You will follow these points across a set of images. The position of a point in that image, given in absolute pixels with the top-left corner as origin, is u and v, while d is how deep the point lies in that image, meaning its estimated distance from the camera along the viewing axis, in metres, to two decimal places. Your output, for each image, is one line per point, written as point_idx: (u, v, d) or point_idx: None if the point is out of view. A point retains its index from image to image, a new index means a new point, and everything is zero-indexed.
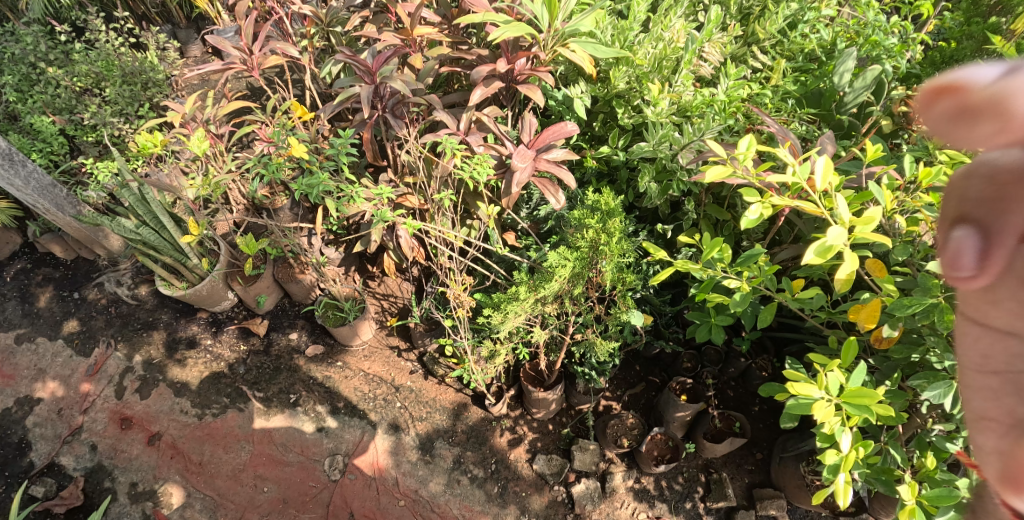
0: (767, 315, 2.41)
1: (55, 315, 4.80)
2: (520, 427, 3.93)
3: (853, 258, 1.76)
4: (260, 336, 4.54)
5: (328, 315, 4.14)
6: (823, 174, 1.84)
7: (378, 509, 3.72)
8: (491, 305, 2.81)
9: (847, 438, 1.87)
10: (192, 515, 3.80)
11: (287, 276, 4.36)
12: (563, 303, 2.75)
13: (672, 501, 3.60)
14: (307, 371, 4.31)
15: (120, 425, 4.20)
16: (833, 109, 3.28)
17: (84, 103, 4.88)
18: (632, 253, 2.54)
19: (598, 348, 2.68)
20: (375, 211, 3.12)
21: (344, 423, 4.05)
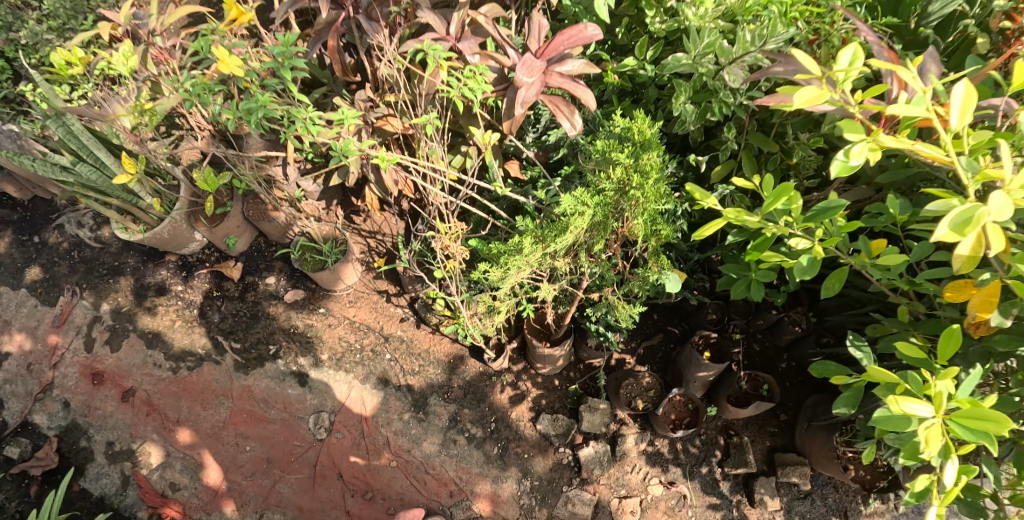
0: (836, 283, 1.93)
1: (15, 262, 4.33)
2: (522, 382, 3.53)
3: (993, 230, 1.34)
4: (234, 281, 4.07)
5: (306, 258, 3.65)
6: (962, 112, 1.38)
7: (366, 470, 3.45)
8: (486, 256, 2.30)
9: (954, 463, 1.44)
10: (173, 476, 3.61)
11: (258, 215, 3.80)
12: (577, 256, 2.24)
13: (687, 465, 3.29)
14: (286, 320, 3.86)
15: (92, 380, 3.89)
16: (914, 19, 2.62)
17: None
18: (669, 197, 2.00)
19: (618, 311, 2.20)
20: (338, 143, 2.56)
21: (329, 378, 3.67)
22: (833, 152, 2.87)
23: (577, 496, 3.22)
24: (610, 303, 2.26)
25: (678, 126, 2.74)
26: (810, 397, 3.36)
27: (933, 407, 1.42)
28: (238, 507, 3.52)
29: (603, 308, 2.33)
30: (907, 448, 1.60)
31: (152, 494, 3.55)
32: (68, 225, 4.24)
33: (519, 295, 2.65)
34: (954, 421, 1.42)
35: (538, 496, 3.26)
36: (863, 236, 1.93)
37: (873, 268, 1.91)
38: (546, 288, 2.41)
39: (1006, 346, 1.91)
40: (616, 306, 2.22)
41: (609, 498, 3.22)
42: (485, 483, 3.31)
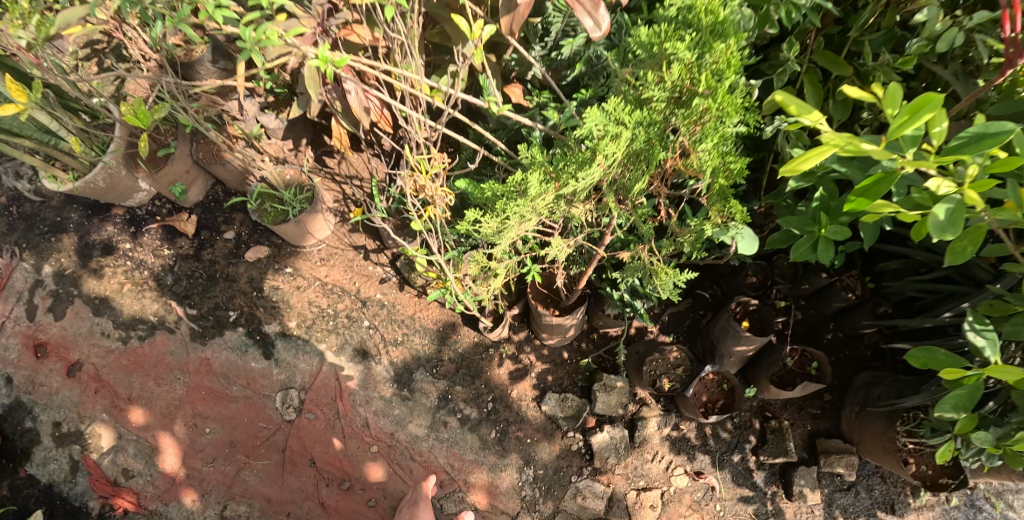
0: (971, 244, 1.35)
1: None
2: (524, 354, 2.89)
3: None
4: (188, 237, 3.46)
5: (265, 209, 2.97)
6: None
7: (342, 456, 2.96)
8: (479, 199, 1.73)
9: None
10: (126, 463, 3.16)
11: (210, 157, 3.20)
12: (603, 201, 1.69)
13: (717, 452, 2.80)
14: (247, 281, 3.24)
15: (35, 352, 3.34)
16: None
17: None
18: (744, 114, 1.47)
19: (656, 277, 1.66)
20: (257, 34, 1.86)
21: (294, 348, 3.05)
22: (919, 77, 2.27)
23: (588, 487, 2.73)
24: (644, 266, 1.73)
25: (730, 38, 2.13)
26: (858, 374, 2.93)
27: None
28: (199, 497, 3.12)
29: (634, 271, 1.79)
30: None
31: (102, 483, 3.13)
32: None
33: (523, 253, 2.09)
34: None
35: (542, 486, 2.75)
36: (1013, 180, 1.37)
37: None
38: (557, 244, 1.85)
39: None
40: (653, 270, 1.68)
41: (624, 490, 2.73)
42: (481, 472, 2.78)
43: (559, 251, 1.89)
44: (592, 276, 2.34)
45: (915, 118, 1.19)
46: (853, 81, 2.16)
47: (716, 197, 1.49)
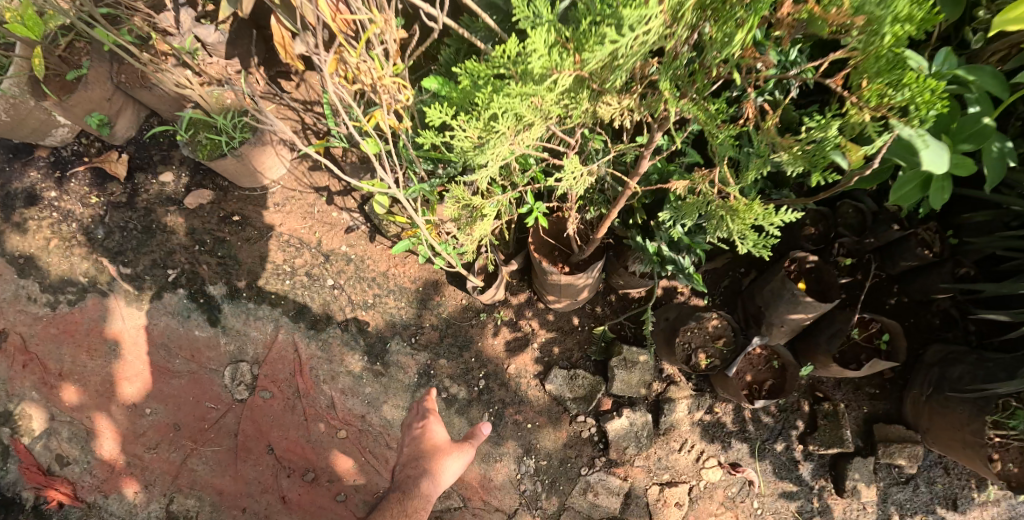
0: None
1: None
2: (525, 320, 2.25)
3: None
4: (121, 182, 2.85)
5: (197, 140, 2.36)
6: None
7: (305, 441, 2.45)
8: (464, 90, 1.17)
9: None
10: (60, 447, 2.70)
11: (134, 80, 2.55)
12: (659, 93, 1.17)
13: (757, 440, 2.29)
14: (189, 234, 2.66)
15: None
16: None
17: None
18: None
19: (735, 215, 1.14)
20: None
21: (244, 313, 2.49)
22: None
23: (601, 482, 2.20)
24: (713, 201, 1.21)
25: None
26: (928, 348, 2.40)
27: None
28: (142, 489, 2.66)
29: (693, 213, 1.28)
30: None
31: (34, 472, 2.67)
32: None
33: (523, 188, 1.52)
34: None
35: (545, 480, 2.20)
36: None
37: None
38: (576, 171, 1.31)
39: None
40: (727, 207, 1.16)
41: (645, 486, 2.21)
42: (472, 463, 2.21)
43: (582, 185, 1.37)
44: (614, 222, 1.78)
45: None
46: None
47: (874, 67, 1.03)
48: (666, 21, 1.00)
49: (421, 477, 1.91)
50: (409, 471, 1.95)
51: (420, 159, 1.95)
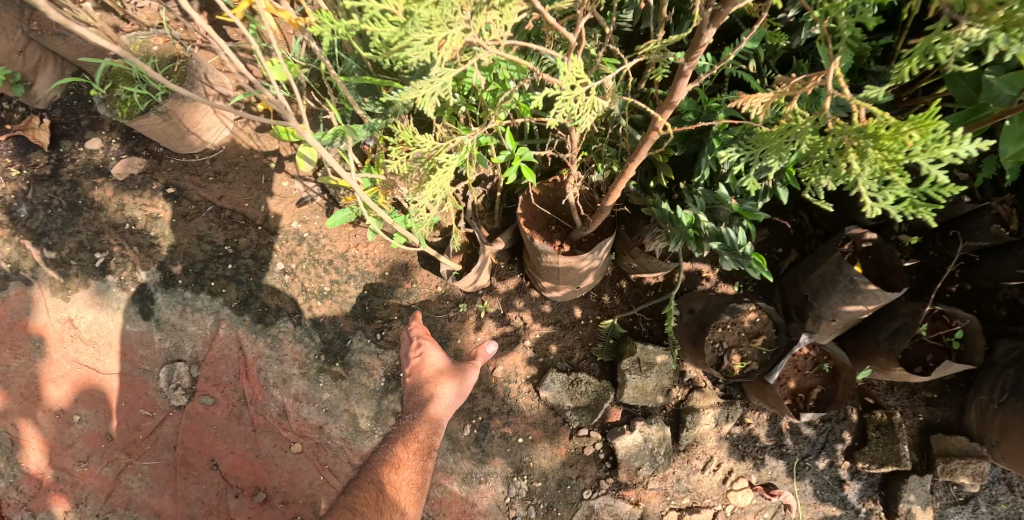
0: None
1: None
2: (516, 312, 1.84)
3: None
4: (46, 151, 2.39)
5: (117, 97, 1.94)
6: None
7: (255, 455, 2.04)
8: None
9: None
10: None
11: (45, 31, 2.20)
12: None
13: (796, 456, 1.89)
14: (119, 211, 2.24)
15: None
16: None
17: None
18: None
19: (878, 143, 0.75)
20: None
21: (179, 303, 2.07)
22: None
23: (607, 509, 1.78)
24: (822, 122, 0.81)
25: None
26: (997, 346, 2.01)
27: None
28: (72, 509, 2.26)
29: (784, 150, 0.89)
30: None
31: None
32: None
33: (497, 125, 1.09)
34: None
35: (539, 505, 1.78)
36: None
37: None
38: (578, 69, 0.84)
39: None
40: (857, 131, 0.77)
41: (661, 512, 1.80)
42: (452, 484, 1.79)
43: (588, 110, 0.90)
44: (630, 186, 1.37)
45: None
46: None
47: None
48: None
49: (426, 404, 1.63)
50: (410, 401, 1.66)
51: (364, 99, 1.46)
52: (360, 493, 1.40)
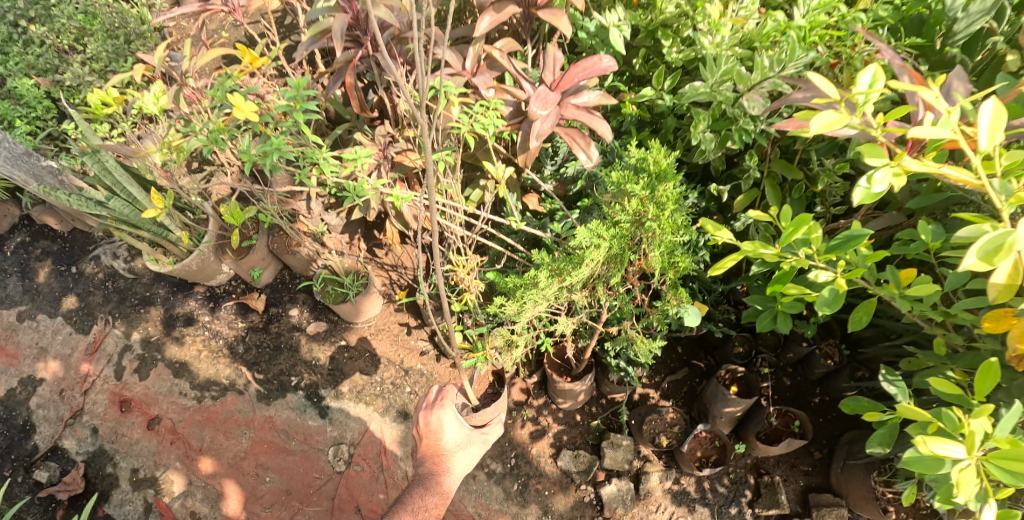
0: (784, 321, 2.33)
1: (54, 291, 4.34)
2: (542, 415, 3.29)
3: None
4: (259, 312, 4.06)
5: (327, 290, 3.71)
6: (990, 130, 1.23)
7: (384, 504, 3.45)
8: (497, 300, 2.32)
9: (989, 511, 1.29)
10: (193, 506, 3.50)
11: (283, 248, 3.82)
12: (591, 290, 2.24)
13: (715, 505, 3.09)
14: (308, 352, 3.89)
15: (120, 407, 3.84)
16: (940, 40, 2.73)
17: (68, 63, 4.51)
18: (688, 230, 2.02)
19: (637, 346, 2.18)
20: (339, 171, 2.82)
21: (349, 409, 3.70)
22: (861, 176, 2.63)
23: None
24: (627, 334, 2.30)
25: (698, 156, 2.62)
26: (846, 433, 3.13)
27: (967, 448, 1.28)
28: None
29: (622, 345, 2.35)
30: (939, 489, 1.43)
31: None
32: (102, 255, 4.22)
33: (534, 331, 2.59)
34: (994, 464, 1.27)
35: None
36: (890, 265, 1.82)
37: (904, 301, 1.79)
38: (564, 323, 2.41)
39: None
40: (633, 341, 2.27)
41: None
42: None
43: (563, 324, 2.41)
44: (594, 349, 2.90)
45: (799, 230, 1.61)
46: (804, 184, 2.57)
47: (673, 289, 1.97)
48: (607, 267, 2.09)
49: (443, 473, 2.45)
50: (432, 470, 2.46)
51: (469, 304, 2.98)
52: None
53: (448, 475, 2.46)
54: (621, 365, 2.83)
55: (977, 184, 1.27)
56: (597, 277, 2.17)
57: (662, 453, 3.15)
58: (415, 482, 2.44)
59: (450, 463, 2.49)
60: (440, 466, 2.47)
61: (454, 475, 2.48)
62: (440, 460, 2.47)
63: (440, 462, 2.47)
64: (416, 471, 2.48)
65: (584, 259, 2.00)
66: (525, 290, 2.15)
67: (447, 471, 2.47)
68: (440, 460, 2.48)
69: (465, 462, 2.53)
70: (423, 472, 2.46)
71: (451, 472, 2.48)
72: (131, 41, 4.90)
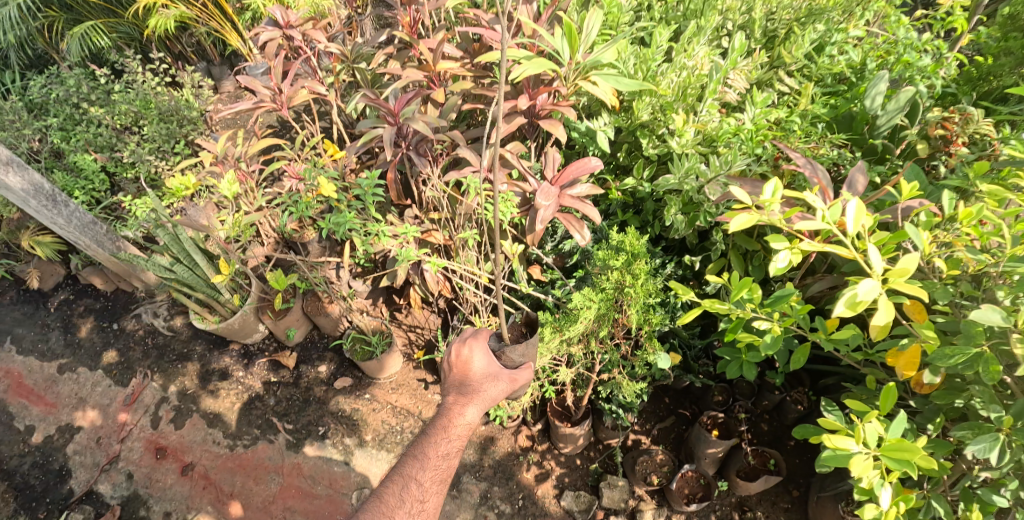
0: (746, 370, 2.81)
1: (95, 346, 4.76)
2: (546, 459, 3.68)
3: (891, 306, 1.67)
4: (289, 369, 4.48)
5: (355, 347, 4.18)
6: (854, 218, 1.76)
7: None
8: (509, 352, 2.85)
9: (887, 492, 1.74)
10: None
11: (316, 310, 4.33)
12: (585, 344, 2.74)
13: None
14: (335, 404, 4.30)
15: (155, 454, 4.17)
16: (867, 132, 3.16)
17: (123, 141, 4.96)
18: (658, 293, 2.59)
19: (624, 387, 2.70)
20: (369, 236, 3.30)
21: (372, 456, 4.06)
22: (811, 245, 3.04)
23: None
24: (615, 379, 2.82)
25: (672, 232, 3.18)
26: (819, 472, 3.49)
27: (859, 441, 1.73)
28: None
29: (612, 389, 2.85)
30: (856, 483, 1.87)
31: None
32: (144, 314, 4.65)
33: (540, 379, 3.11)
34: (885, 454, 1.74)
35: None
36: (820, 316, 2.30)
37: (831, 343, 2.25)
38: (564, 371, 2.92)
39: (944, 400, 1.99)
40: (620, 385, 2.76)
41: None
42: None
43: (563, 372, 2.92)
44: (589, 396, 3.47)
45: (740, 289, 2.16)
46: (761, 254, 2.99)
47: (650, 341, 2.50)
48: (599, 324, 2.61)
49: (467, 407, 2.36)
50: (456, 402, 2.38)
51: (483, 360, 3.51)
52: (400, 474, 2.14)
53: (472, 411, 2.36)
54: (614, 408, 3.34)
55: (850, 255, 1.76)
56: (591, 336, 2.68)
57: (654, 492, 3.50)
58: (441, 413, 2.37)
59: (476, 397, 2.39)
60: (464, 400, 2.39)
61: (478, 410, 2.37)
62: (464, 396, 2.39)
63: (464, 397, 2.39)
64: (443, 401, 2.42)
65: (578, 320, 2.54)
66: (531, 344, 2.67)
67: (471, 407, 2.37)
68: (465, 394, 2.41)
69: (492, 396, 2.43)
70: (450, 402, 2.39)
71: (474, 408, 2.37)
72: (184, 125, 5.17)
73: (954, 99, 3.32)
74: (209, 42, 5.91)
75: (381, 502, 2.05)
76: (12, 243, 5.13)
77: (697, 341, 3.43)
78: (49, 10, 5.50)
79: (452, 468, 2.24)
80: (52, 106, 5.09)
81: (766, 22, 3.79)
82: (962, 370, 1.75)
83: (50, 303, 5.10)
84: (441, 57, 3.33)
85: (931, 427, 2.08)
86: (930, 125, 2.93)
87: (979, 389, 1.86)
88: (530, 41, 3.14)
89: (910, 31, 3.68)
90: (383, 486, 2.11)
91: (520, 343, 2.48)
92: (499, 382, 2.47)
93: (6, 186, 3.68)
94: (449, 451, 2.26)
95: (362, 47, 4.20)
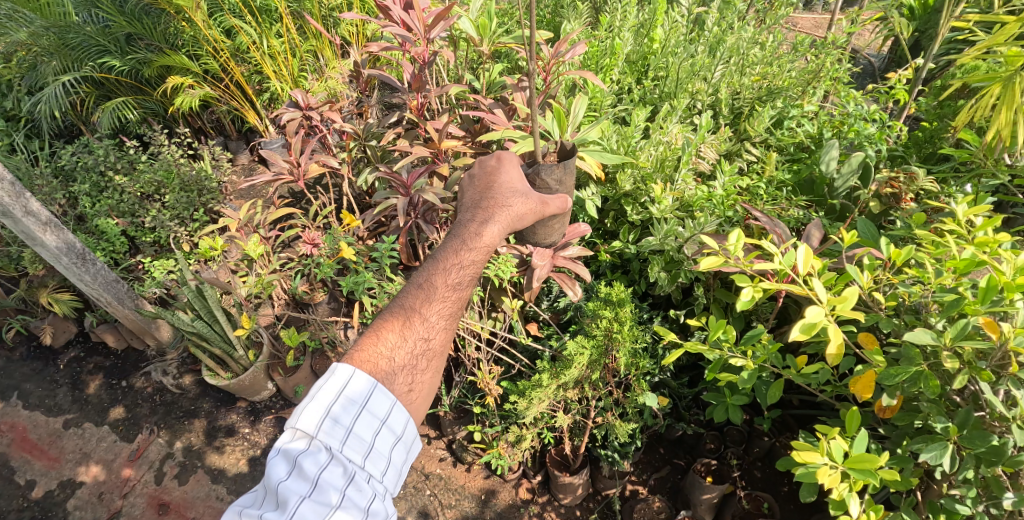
0: (731, 411, 3.02)
1: (102, 402, 4.78)
2: (547, 511, 3.77)
3: (838, 334, 1.97)
4: None
5: None
6: (804, 260, 2.08)
7: None
8: (513, 398, 3.06)
9: (855, 503, 1.92)
10: None
11: (324, 368, 4.48)
12: (581, 388, 2.96)
13: None
14: None
15: (157, 510, 4.12)
16: (827, 194, 3.49)
17: (145, 208, 5.12)
18: (644, 340, 2.88)
19: (617, 428, 2.91)
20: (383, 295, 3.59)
21: None
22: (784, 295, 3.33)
23: None
24: (610, 422, 3.02)
25: (657, 288, 3.46)
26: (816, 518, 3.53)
27: (827, 452, 1.93)
28: None
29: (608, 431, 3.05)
30: (832, 499, 2.03)
31: None
32: (153, 372, 4.73)
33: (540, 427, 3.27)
34: (850, 466, 1.93)
35: None
36: (790, 354, 2.54)
37: (801, 378, 2.48)
38: (562, 417, 3.12)
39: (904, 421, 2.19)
40: (614, 427, 2.97)
41: None
42: None
43: (560, 417, 3.11)
44: (586, 445, 3.63)
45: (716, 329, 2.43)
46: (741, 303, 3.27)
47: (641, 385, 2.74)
48: (592, 369, 2.87)
49: (491, 228, 2.35)
50: (480, 223, 2.37)
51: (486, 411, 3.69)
52: (404, 306, 2.18)
53: (493, 233, 2.35)
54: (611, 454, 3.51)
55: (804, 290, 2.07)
56: (588, 379, 2.92)
57: None
58: (456, 236, 2.36)
59: (500, 219, 2.39)
60: (489, 219, 2.38)
61: (499, 235, 2.37)
62: (487, 219, 2.38)
63: (488, 220, 2.38)
64: (460, 220, 2.43)
65: (573, 366, 2.79)
66: (531, 390, 2.90)
67: (495, 226, 2.37)
68: (488, 217, 2.39)
69: (518, 216, 2.45)
70: (467, 221, 2.40)
71: (495, 231, 2.37)
72: (203, 194, 5.38)
73: (903, 161, 3.69)
74: (228, 119, 6.36)
75: (379, 336, 2.12)
76: (30, 300, 5.23)
77: (688, 389, 3.65)
78: (85, 87, 5.86)
79: (460, 301, 2.25)
80: (80, 173, 5.28)
81: (732, 102, 4.29)
82: (908, 388, 1.99)
83: (60, 360, 5.14)
84: (446, 136, 3.75)
85: (898, 448, 2.23)
86: (881, 184, 3.24)
87: (928, 406, 2.08)
88: (524, 123, 3.63)
89: (860, 103, 4.15)
90: (384, 318, 2.15)
91: (555, 167, 2.63)
92: (520, 201, 2.48)
93: (40, 242, 3.80)
94: (465, 274, 2.26)
95: (372, 126, 4.65)
